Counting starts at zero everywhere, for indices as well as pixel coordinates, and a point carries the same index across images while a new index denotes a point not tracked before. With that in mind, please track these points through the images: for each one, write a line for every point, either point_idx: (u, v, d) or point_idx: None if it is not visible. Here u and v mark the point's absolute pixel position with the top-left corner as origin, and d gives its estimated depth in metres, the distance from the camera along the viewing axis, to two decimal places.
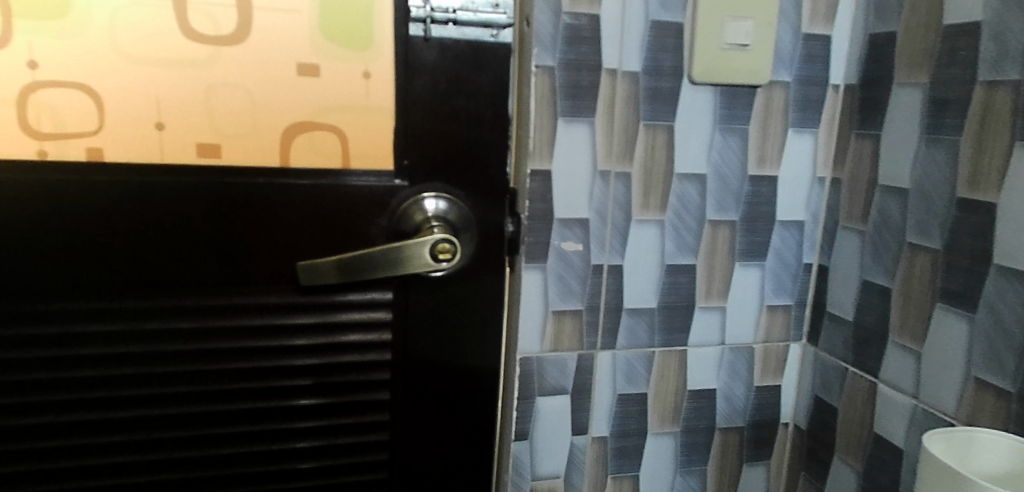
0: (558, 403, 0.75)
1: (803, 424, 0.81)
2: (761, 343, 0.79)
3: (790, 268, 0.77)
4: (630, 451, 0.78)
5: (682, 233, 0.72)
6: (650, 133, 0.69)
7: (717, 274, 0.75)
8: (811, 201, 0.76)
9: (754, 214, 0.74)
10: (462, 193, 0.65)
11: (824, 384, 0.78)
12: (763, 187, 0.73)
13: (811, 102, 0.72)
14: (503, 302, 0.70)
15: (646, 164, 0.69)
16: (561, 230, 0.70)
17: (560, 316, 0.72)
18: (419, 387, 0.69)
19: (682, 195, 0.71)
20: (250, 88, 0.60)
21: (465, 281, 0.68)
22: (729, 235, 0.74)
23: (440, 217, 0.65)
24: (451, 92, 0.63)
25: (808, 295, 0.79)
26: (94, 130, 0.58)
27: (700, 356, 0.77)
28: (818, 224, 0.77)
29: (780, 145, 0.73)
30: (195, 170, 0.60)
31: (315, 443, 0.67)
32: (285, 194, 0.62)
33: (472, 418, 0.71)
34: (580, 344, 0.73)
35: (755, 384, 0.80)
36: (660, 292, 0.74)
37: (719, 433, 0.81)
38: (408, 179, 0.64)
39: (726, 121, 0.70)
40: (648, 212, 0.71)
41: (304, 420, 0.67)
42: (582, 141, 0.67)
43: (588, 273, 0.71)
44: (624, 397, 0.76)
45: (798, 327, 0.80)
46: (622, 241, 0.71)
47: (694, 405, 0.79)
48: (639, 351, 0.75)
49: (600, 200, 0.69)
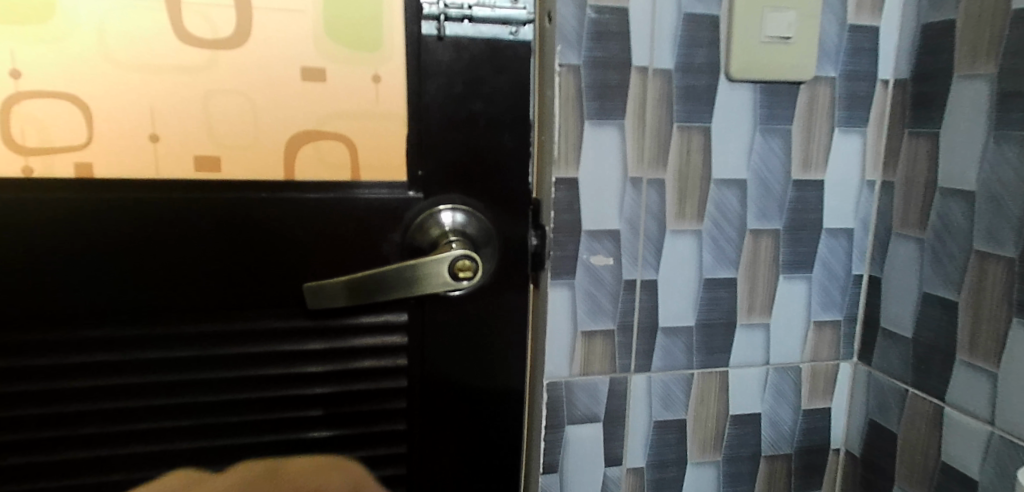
0: (590, 431, 0.69)
1: (857, 450, 0.75)
2: (809, 363, 0.73)
3: (838, 280, 0.71)
4: (669, 482, 0.72)
5: (721, 244, 0.67)
6: (686, 136, 0.63)
7: (760, 288, 0.69)
8: (860, 207, 0.70)
9: (800, 222, 0.68)
10: (481, 205, 0.61)
11: (880, 406, 0.71)
12: (808, 192, 0.67)
13: (859, 99, 0.66)
14: (526, 322, 0.64)
15: (682, 169, 0.64)
16: (589, 243, 0.64)
17: (590, 337, 0.66)
18: (438, 417, 0.64)
19: (721, 202, 0.65)
20: (251, 95, 0.55)
21: (485, 300, 0.63)
22: (773, 245, 0.68)
23: (458, 230, 0.60)
24: (468, 95, 0.58)
25: (858, 309, 0.73)
26: (83, 143, 0.54)
27: (743, 378, 0.71)
28: (868, 232, 0.71)
29: (826, 146, 0.67)
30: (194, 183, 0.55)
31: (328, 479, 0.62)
32: (290, 209, 0.57)
33: (497, 449, 0.66)
34: (612, 367, 0.67)
35: (803, 407, 0.74)
36: (699, 309, 0.68)
37: (765, 461, 0.74)
38: (423, 190, 0.59)
39: (767, 121, 0.64)
40: (683, 222, 0.65)
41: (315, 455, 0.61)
42: (611, 145, 0.62)
43: (619, 289, 0.65)
44: (662, 423, 0.70)
45: (848, 344, 0.73)
46: (657, 254, 0.65)
47: (737, 431, 0.73)
48: (676, 374, 0.69)
49: (632, 210, 0.64)
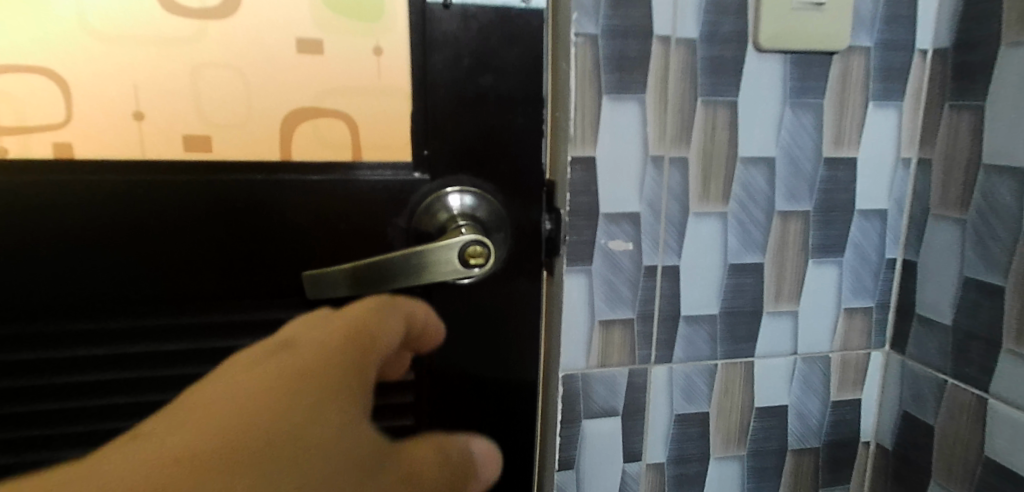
0: (608, 426, 0.65)
1: (888, 443, 0.71)
2: (839, 352, 0.69)
3: (870, 265, 0.67)
4: (691, 478, 0.69)
5: (748, 227, 0.62)
6: (710, 111, 0.59)
7: (788, 274, 0.65)
8: (895, 187, 0.65)
9: (831, 203, 0.64)
10: (492, 187, 0.57)
11: (914, 398, 0.68)
12: (840, 171, 0.63)
13: (895, 70, 0.62)
14: (539, 312, 0.61)
15: (706, 147, 0.59)
16: (607, 227, 0.60)
17: (608, 326, 0.62)
18: (447, 412, 0.61)
19: (748, 182, 0.61)
20: (243, 69, 0.51)
21: (496, 288, 0.59)
22: (802, 227, 0.64)
23: (467, 214, 0.56)
24: (477, 68, 0.54)
25: (891, 295, 0.68)
26: (61, 121, 0.50)
27: (770, 368, 0.67)
28: (902, 213, 0.66)
29: (859, 122, 0.62)
30: (181, 164, 0.51)
31: None
32: (288, 193, 0.53)
33: (508, 445, 0.63)
34: (632, 358, 0.64)
35: (832, 398, 0.70)
36: (723, 296, 0.64)
37: (791, 455, 0.71)
38: (429, 172, 0.55)
39: (797, 94, 0.60)
40: (707, 203, 0.61)
41: None
42: (631, 120, 0.58)
43: (639, 276, 0.61)
44: (683, 417, 0.67)
45: (880, 332, 0.69)
46: (679, 239, 0.61)
47: (763, 424, 0.69)
48: (699, 365, 0.65)
49: (653, 191, 0.60)
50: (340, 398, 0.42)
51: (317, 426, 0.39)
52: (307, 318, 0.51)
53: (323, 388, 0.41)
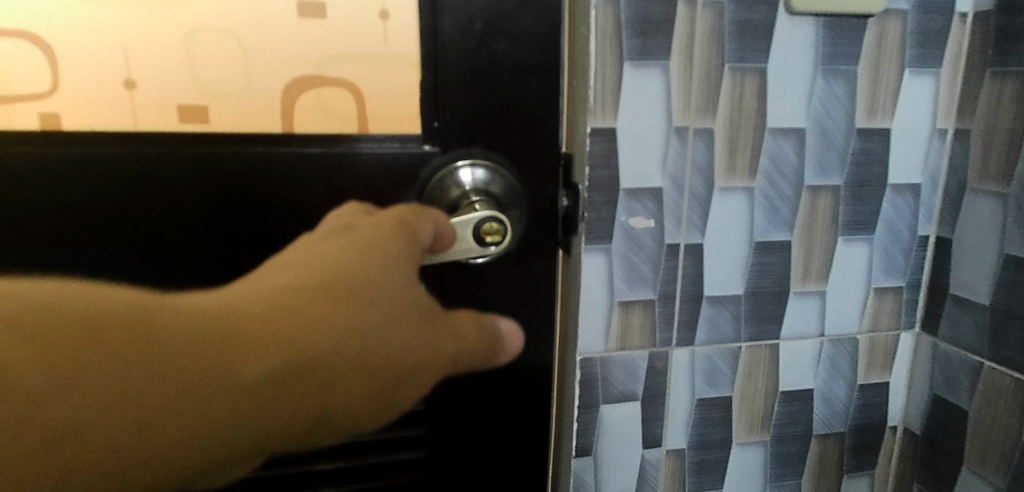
0: (627, 411, 0.62)
1: (916, 427, 0.68)
2: (867, 333, 0.66)
3: (902, 242, 0.64)
4: (712, 465, 0.66)
5: (775, 203, 0.59)
6: (738, 79, 0.55)
7: (817, 252, 0.62)
8: (929, 160, 0.62)
9: (863, 177, 0.60)
10: (506, 160, 0.54)
11: (947, 381, 0.65)
12: (873, 142, 0.60)
13: (934, 34, 0.58)
14: (553, 290, 0.59)
15: (733, 117, 0.56)
16: (628, 204, 0.56)
17: (628, 307, 0.59)
18: (457, 395, 0.60)
19: (777, 154, 0.58)
20: (240, 34, 0.48)
21: (511, 266, 0.57)
22: (832, 202, 0.60)
23: (480, 189, 0.53)
24: (491, 33, 0.51)
25: (922, 274, 0.65)
26: (47, 90, 0.47)
27: (796, 351, 0.64)
28: (937, 188, 0.63)
29: (894, 91, 0.59)
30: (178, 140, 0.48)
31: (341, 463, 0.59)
32: (289, 169, 0.50)
33: (520, 427, 0.62)
34: (652, 341, 0.61)
35: (859, 381, 0.67)
36: (748, 275, 0.61)
37: (816, 440, 0.68)
38: (440, 144, 0.52)
39: (830, 60, 0.56)
40: (733, 178, 0.58)
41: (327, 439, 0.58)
42: (654, 89, 0.54)
43: (661, 254, 0.58)
44: (705, 402, 0.64)
45: (911, 313, 0.66)
46: (703, 215, 0.58)
47: (788, 409, 0.66)
48: (722, 348, 0.63)
49: (677, 164, 0.56)
50: (390, 297, 0.39)
51: (367, 329, 0.37)
52: (343, 213, 0.46)
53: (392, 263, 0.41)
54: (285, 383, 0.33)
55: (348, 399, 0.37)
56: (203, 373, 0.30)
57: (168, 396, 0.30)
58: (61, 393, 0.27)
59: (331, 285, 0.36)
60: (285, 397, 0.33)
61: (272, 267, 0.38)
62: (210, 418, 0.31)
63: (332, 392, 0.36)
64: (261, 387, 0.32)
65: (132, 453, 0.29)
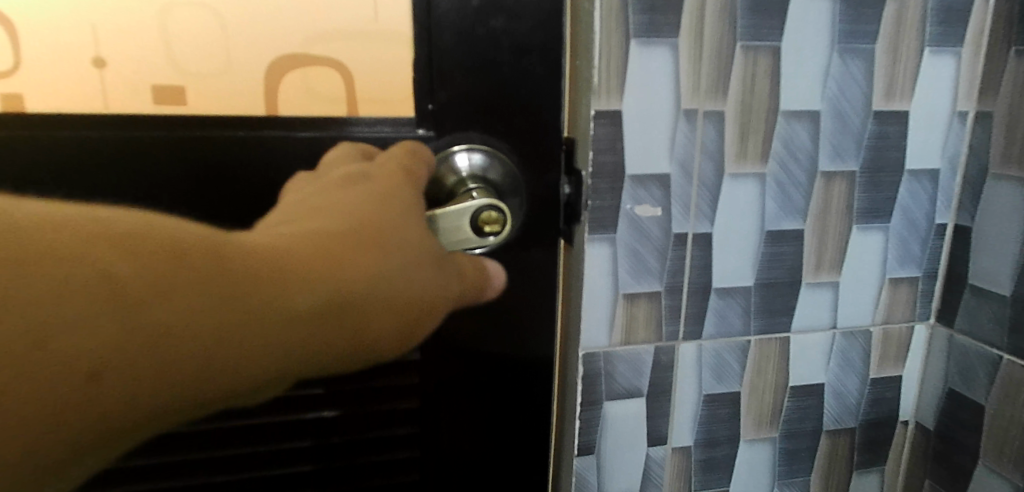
0: (631, 408, 0.60)
1: (930, 422, 0.66)
2: (881, 325, 0.63)
3: (918, 231, 0.61)
4: (719, 463, 0.63)
5: (788, 190, 0.56)
6: (751, 58, 0.52)
7: (830, 241, 0.59)
8: (949, 144, 0.59)
9: (879, 162, 0.58)
10: (505, 145, 0.52)
11: (963, 375, 0.62)
12: (890, 126, 0.57)
13: (956, 11, 0.55)
14: (554, 281, 0.57)
15: (744, 99, 0.53)
16: (633, 190, 0.53)
17: (633, 300, 0.56)
18: (454, 393, 0.57)
19: (790, 138, 0.55)
20: (220, 8, 0.46)
21: (510, 255, 0.55)
22: (847, 188, 0.58)
23: (478, 176, 0.51)
24: (488, 10, 0.48)
25: (939, 264, 0.63)
26: (10, 68, 0.44)
27: (807, 344, 0.62)
28: (955, 173, 0.60)
29: (914, 71, 0.56)
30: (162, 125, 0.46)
31: (334, 464, 0.56)
32: (286, 152, 0.48)
33: (519, 426, 0.59)
34: (658, 335, 0.58)
35: (872, 376, 0.65)
36: (759, 266, 0.58)
37: (827, 436, 0.65)
38: (435, 128, 0.50)
39: (847, 39, 0.53)
40: (744, 163, 0.55)
41: (322, 440, 0.56)
42: (662, 68, 0.51)
43: (668, 244, 0.55)
44: (713, 398, 0.61)
45: (926, 304, 0.64)
46: (712, 203, 0.55)
47: (797, 404, 0.63)
48: (731, 341, 0.60)
49: (685, 149, 0.53)
50: (408, 230, 0.40)
51: (389, 260, 0.38)
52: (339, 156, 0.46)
53: (419, 216, 0.42)
54: (313, 309, 0.34)
55: (379, 326, 0.37)
56: (233, 297, 0.32)
57: (201, 318, 0.31)
58: (96, 314, 0.29)
59: (348, 224, 0.37)
60: (314, 322, 0.34)
61: (291, 212, 0.39)
62: (242, 340, 0.32)
63: (363, 319, 0.36)
64: (290, 312, 0.33)
65: (171, 373, 0.31)
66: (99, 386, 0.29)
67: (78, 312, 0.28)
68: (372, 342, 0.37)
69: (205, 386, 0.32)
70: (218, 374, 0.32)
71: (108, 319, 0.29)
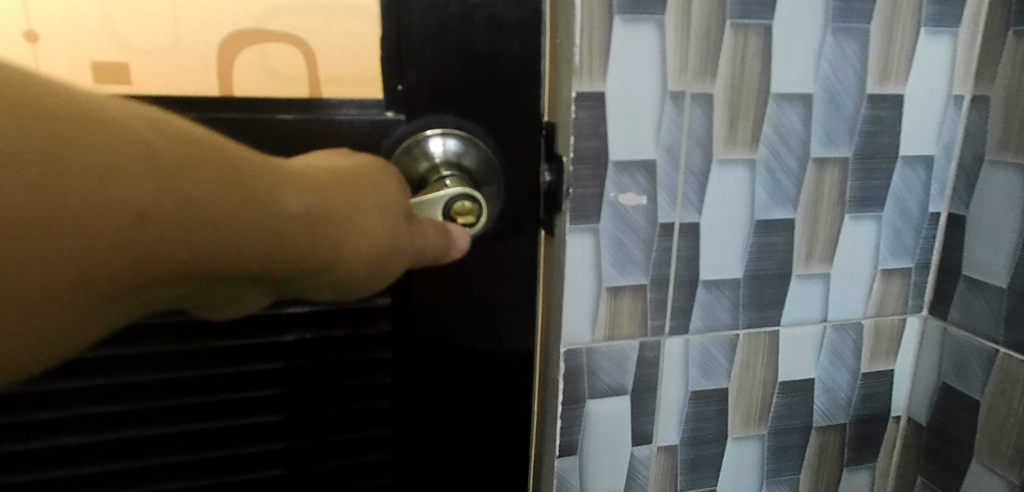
0: (616, 407, 0.57)
1: (922, 417, 0.64)
2: (872, 318, 0.61)
3: (912, 220, 0.59)
4: (706, 461, 0.61)
5: (779, 178, 0.54)
6: (740, 37, 0.49)
7: (822, 231, 0.56)
8: (943, 130, 0.56)
9: (872, 149, 0.55)
10: (480, 129, 0.48)
11: (957, 369, 0.60)
12: (885, 111, 0.54)
13: None
14: (535, 275, 0.54)
15: (734, 81, 0.50)
16: (617, 178, 0.50)
17: (617, 293, 0.54)
18: (432, 393, 0.54)
19: (781, 122, 0.52)
20: None
21: (487, 247, 0.52)
22: (839, 176, 0.55)
23: (452, 162, 0.47)
24: None
25: (932, 254, 0.60)
26: None
27: (797, 338, 0.59)
28: (950, 160, 0.58)
29: (909, 53, 0.53)
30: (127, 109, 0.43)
31: (311, 466, 0.54)
32: (264, 134, 0.45)
33: (499, 428, 0.57)
34: (643, 330, 0.55)
35: (863, 370, 0.62)
36: (748, 257, 0.55)
37: (817, 433, 0.63)
38: (405, 110, 0.47)
39: (841, 17, 0.51)
40: (733, 149, 0.52)
41: (298, 441, 0.53)
42: (647, 48, 0.48)
43: (654, 235, 0.53)
44: (700, 394, 0.59)
45: (918, 296, 0.61)
46: (700, 192, 0.52)
47: (787, 401, 0.61)
48: (719, 336, 0.57)
49: (671, 134, 0.50)
50: (382, 184, 0.37)
51: (366, 200, 0.35)
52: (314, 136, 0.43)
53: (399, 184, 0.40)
54: (299, 216, 0.31)
55: (352, 254, 0.34)
56: (231, 180, 0.28)
57: (200, 191, 0.27)
58: (107, 158, 0.24)
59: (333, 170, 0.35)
60: (295, 230, 0.31)
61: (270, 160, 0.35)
62: (225, 228, 0.28)
63: (340, 244, 0.33)
64: (276, 215, 0.30)
65: (146, 247, 0.26)
66: (73, 237, 0.24)
67: (87, 159, 0.24)
68: (334, 274, 0.34)
69: (162, 271, 0.27)
70: (186, 256, 0.27)
71: (114, 168, 0.24)
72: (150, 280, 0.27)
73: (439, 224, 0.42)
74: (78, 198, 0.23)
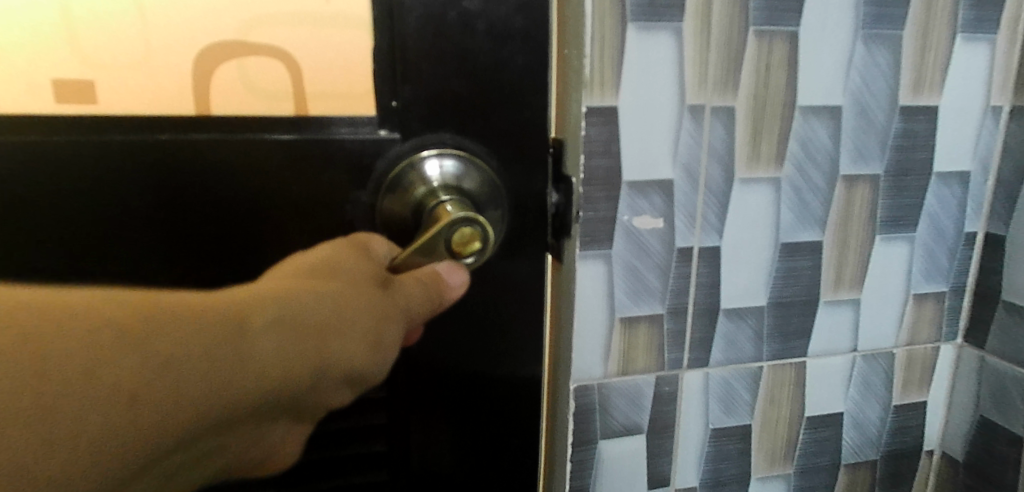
0: (630, 447, 0.52)
1: (959, 453, 0.59)
2: (904, 346, 0.56)
3: (946, 241, 0.54)
4: None
5: (806, 197, 0.49)
6: (764, 45, 0.45)
7: (852, 254, 0.52)
8: (980, 144, 0.52)
9: (905, 165, 0.51)
10: (481, 148, 0.44)
11: (998, 400, 0.56)
12: (918, 123, 0.50)
13: None
14: (543, 304, 0.49)
15: (758, 93, 0.46)
16: (632, 200, 0.46)
17: (631, 324, 0.49)
18: (430, 432, 0.50)
19: (809, 138, 0.48)
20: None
21: (487, 273, 0.47)
22: (870, 194, 0.51)
23: (450, 185, 0.42)
24: None
25: (968, 277, 0.56)
26: None
27: (824, 370, 0.55)
28: (987, 177, 0.54)
29: (944, 62, 0.49)
30: (105, 131, 0.39)
31: None
32: (258, 156, 0.41)
33: (504, 469, 0.52)
34: (659, 363, 0.51)
35: (895, 403, 0.58)
36: (772, 283, 0.51)
37: (846, 471, 0.58)
38: (399, 128, 0.42)
39: (872, 23, 0.47)
40: (756, 167, 0.48)
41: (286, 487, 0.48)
42: (663, 58, 0.44)
43: (670, 262, 0.48)
44: (720, 432, 0.54)
45: (953, 322, 0.57)
46: (720, 214, 0.48)
47: (814, 437, 0.56)
48: (741, 368, 0.53)
49: (690, 152, 0.46)
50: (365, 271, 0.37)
51: (357, 296, 0.34)
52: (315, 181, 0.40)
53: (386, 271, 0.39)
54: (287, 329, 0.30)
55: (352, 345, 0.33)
56: (216, 326, 0.27)
57: (181, 347, 0.26)
58: (87, 347, 0.24)
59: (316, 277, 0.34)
60: (284, 340, 0.30)
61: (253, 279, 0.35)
62: (224, 370, 0.27)
63: (333, 341, 0.32)
64: (265, 334, 0.29)
65: (155, 422, 0.25)
66: (78, 443, 0.23)
67: (71, 352, 0.23)
68: (338, 367, 0.33)
69: (179, 437, 0.26)
70: (200, 411, 0.26)
71: (96, 353, 0.24)
72: (172, 448, 0.26)
73: (427, 276, 0.39)
74: (73, 402, 0.23)
